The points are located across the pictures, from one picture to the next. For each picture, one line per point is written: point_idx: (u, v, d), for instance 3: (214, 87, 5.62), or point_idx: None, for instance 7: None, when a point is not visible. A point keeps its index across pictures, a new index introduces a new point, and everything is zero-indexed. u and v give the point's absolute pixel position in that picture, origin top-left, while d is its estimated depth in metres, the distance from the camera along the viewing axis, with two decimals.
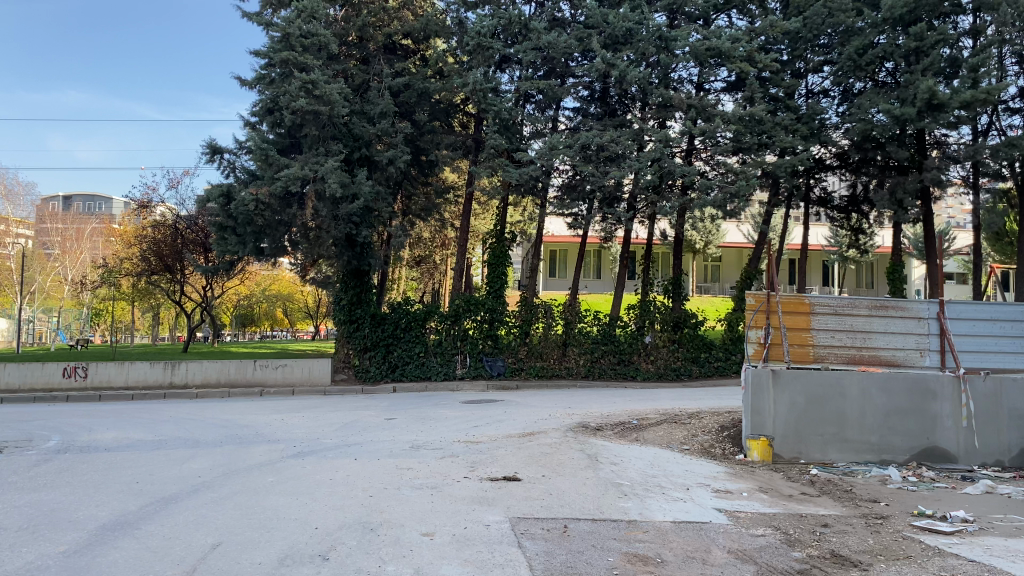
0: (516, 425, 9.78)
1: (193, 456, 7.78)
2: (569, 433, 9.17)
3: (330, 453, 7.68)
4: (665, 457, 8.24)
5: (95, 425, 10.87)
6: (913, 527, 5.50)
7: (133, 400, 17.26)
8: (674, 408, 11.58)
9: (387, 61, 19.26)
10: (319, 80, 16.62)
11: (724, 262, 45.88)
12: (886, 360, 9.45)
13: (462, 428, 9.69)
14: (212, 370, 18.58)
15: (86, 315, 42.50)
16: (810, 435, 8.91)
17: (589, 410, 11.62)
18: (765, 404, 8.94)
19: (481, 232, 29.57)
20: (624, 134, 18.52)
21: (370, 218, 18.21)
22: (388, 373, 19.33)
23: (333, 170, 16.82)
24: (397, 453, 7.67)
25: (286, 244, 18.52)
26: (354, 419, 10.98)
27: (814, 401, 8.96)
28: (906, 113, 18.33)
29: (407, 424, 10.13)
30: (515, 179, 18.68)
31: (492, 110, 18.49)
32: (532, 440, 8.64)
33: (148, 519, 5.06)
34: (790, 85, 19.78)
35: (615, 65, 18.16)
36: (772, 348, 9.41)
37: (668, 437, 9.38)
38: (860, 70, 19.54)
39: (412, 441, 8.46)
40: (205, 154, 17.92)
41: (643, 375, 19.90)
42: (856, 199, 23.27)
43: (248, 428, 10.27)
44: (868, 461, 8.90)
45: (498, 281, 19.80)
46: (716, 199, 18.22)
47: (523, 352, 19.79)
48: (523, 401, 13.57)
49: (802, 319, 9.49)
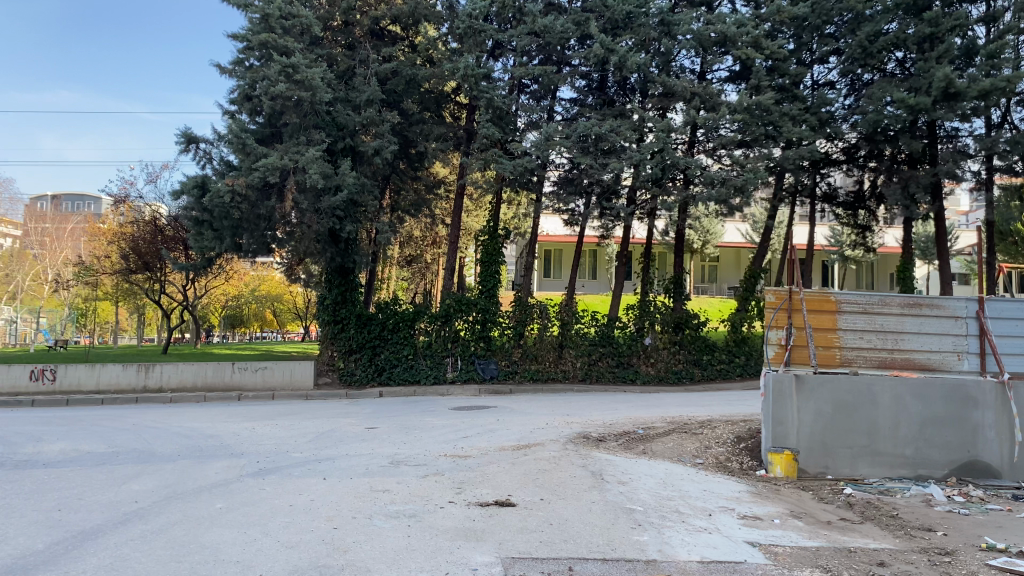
0: (509, 436, 8.82)
1: (138, 473, 6.77)
2: (569, 445, 8.20)
3: (296, 472, 6.68)
4: (678, 474, 7.27)
5: (45, 433, 9.85)
6: (989, 569, 4.55)
7: (103, 405, 16.23)
8: (683, 416, 10.61)
9: (374, 48, 18.28)
10: (299, 65, 15.62)
11: (721, 263, 45.03)
12: (920, 364, 8.52)
13: (449, 439, 8.72)
14: (189, 373, 17.58)
15: (68, 317, 41.22)
16: (838, 447, 7.99)
17: (589, 418, 10.66)
18: (788, 413, 8.03)
19: (473, 230, 28.66)
20: (624, 124, 17.57)
21: (355, 212, 17.26)
22: (375, 377, 18.37)
23: (314, 160, 15.85)
24: (373, 471, 6.67)
25: (266, 240, 17.53)
26: (332, 428, 10.00)
27: (841, 409, 8.04)
28: (920, 103, 17.39)
29: (389, 435, 9.15)
30: (509, 172, 17.61)
31: (485, 98, 17.54)
32: (528, 454, 7.68)
33: (52, 564, 4.05)
34: (796, 75, 18.89)
35: (614, 51, 17.19)
36: (796, 350, 8.52)
37: (679, 450, 8.41)
38: (870, 58, 18.75)
39: (392, 456, 7.47)
40: (179, 144, 16.89)
41: (643, 379, 18.95)
42: (862, 196, 22.57)
43: (213, 440, 9.22)
44: (903, 476, 7.98)
45: (490, 279, 18.80)
46: (720, 193, 17.29)
47: (517, 354, 18.82)
48: (517, 408, 12.61)
49: (828, 318, 8.57)
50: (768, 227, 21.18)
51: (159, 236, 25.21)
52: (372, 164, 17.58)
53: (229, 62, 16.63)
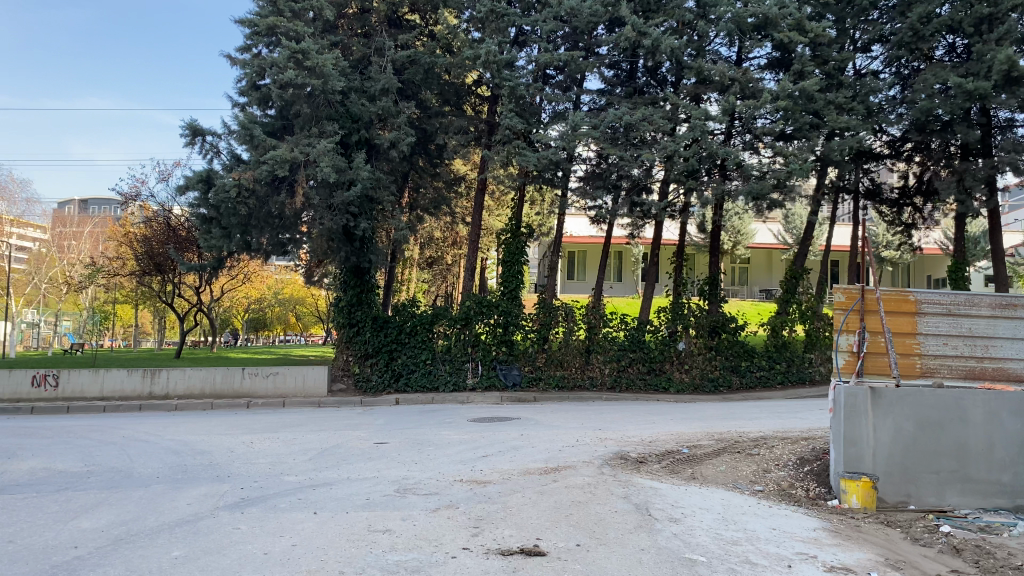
0: (535, 456, 7.69)
1: (97, 502, 5.73)
2: (605, 469, 7.06)
3: (282, 503, 5.61)
4: (738, 507, 6.10)
5: (20, 449, 8.86)
6: None
7: (105, 413, 15.33)
8: (731, 431, 9.43)
9: (391, 35, 17.25)
10: (310, 50, 14.60)
11: (752, 265, 43.49)
12: (1016, 375, 7.27)
13: (466, 459, 7.62)
14: (196, 379, 16.65)
15: (86, 320, 40.57)
16: (922, 473, 6.79)
17: (624, 433, 9.51)
18: (863, 432, 6.84)
19: (495, 230, 27.68)
20: (656, 113, 16.39)
21: (370, 208, 16.28)
22: (392, 383, 17.32)
23: (326, 153, 14.80)
24: (373, 503, 5.59)
25: (279, 240, 16.59)
26: (336, 444, 8.93)
27: (925, 427, 6.83)
28: (980, 87, 15.99)
29: (398, 453, 8.07)
30: (532, 164, 16.50)
31: (507, 86, 16.41)
32: (557, 480, 6.54)
33: None
34: (843, 60, 17.45)
35: (647, 34, 16.08)
36: (870, 359, 7.32)
37: (733, 475, 7.26)
38: (922, 42, 17.47)
39: (399, 482, 6.38)
40: (184, 137, 15.98)
41: (676, 387, 17.61)
42: (908, 191, 21.24)
43: (201, 458, 8.18)
44: (999, 507, 6.75)
45: (512, 281, 17.55)
46: (758, 188, 16.19)
47: (541, 360, 17.69)
48: (542, 419, 11.47)
49: (907, 321, 7.32)
50: (809, 224, 19.76)
51: (171, 237, 24.31)
52: (388, 157, 16.54)
53: (237, 49, 15.65)
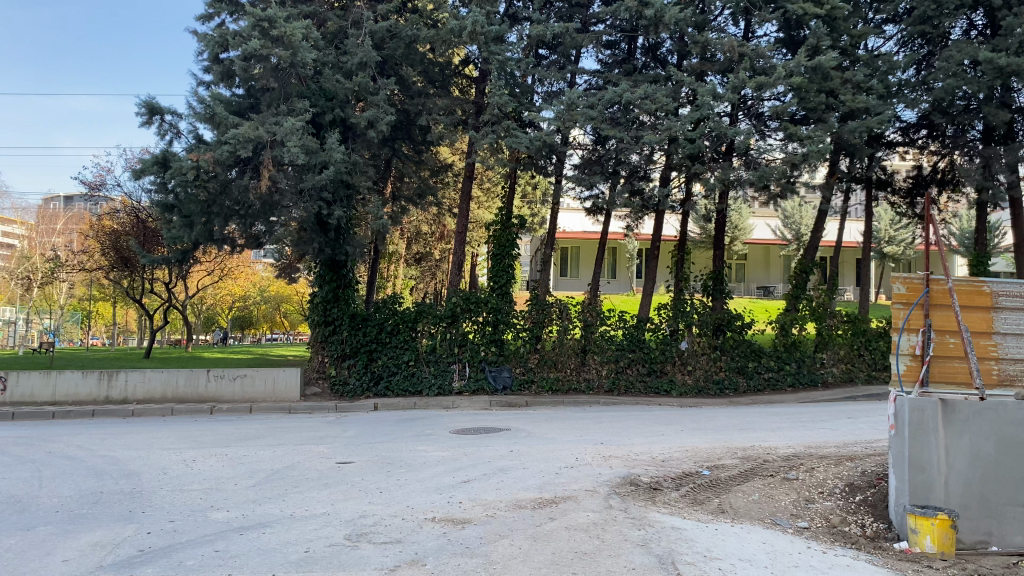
0: (527, 483, 6.31)
1: None
2: (614, 501, 5.68)
3: (190, 559, 4.21)
4: (787, 558, 4.73)
5: None
6: None
7: (53, 419, 13.86)
8: (756, 448, 8.06)
9: (369, 6, 15.79)
10: (276, 18, 13.09)
11: (750, 261, 42.21)
12: None
13: (443, 487, 6.24)
14: (156, 382, 15.18)
15: (63, 319, 38.92)
16: (1005, 506, 5.44)
17: (630, 450, 8.16)
18: (933, 454, 5.48)
19: (484, 223, 26.30)
20: (659, 91, 14.91)
21: (345, 194, 14.86)
22: (371, 387, 15.95)
23: (294, 131, 13.29)
24: (312, 560, 4.21)
25: (246, 229, 15.11)
26: (291, 464, 7.52)
27: (1008, 448, 5.49)
28: (1012, 63, 14.53)
29: (362, 478, 6.68)
30: (523, 146, 15.06)
31: (496, 60, 14.96)
32: (556, 518, 5.17)
33: None
34: (858, 36, 16.09)
35: (650, 5, 14.62)
36: (936, 365, 5.98)
37: (772, 507, 5.90)
38: (946, 15, 16.05)
39: (353, 524, 5.00)
40: (141, 116, 14.51)
41: (679, 390, 16.28)
42: (922, 180, 19.93)
43: (122, 484, 6.75)
44: None
45: (502, 275, 16.28)
46: (768, 173, 14.80)
47: (533, 361, 16.33)
48: (535, 430, 10.09)
49: (981, 317, 5.98)
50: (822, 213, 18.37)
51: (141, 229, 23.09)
52: (365, 139, 15.10)
53: (198, 20, 14.21)
